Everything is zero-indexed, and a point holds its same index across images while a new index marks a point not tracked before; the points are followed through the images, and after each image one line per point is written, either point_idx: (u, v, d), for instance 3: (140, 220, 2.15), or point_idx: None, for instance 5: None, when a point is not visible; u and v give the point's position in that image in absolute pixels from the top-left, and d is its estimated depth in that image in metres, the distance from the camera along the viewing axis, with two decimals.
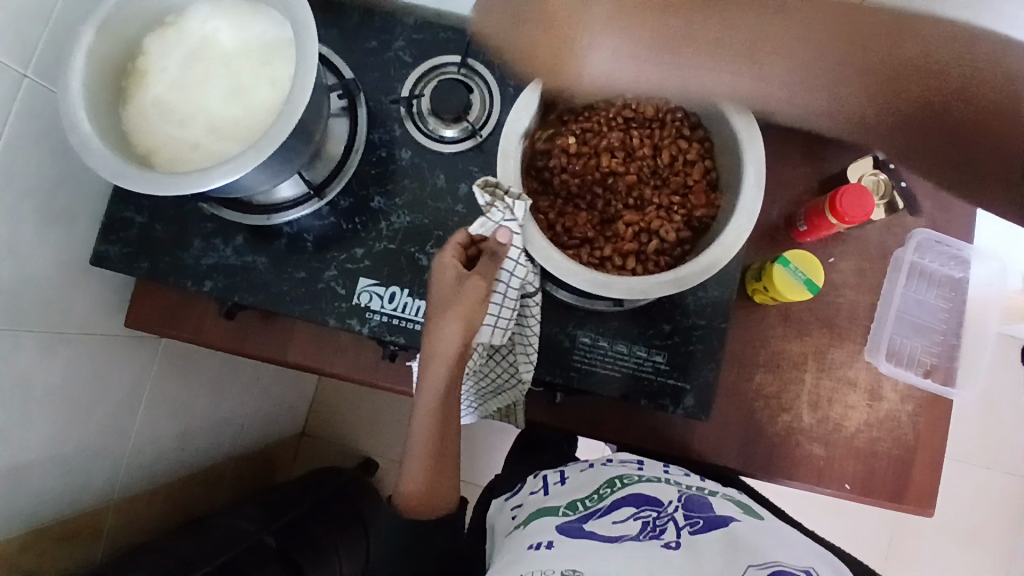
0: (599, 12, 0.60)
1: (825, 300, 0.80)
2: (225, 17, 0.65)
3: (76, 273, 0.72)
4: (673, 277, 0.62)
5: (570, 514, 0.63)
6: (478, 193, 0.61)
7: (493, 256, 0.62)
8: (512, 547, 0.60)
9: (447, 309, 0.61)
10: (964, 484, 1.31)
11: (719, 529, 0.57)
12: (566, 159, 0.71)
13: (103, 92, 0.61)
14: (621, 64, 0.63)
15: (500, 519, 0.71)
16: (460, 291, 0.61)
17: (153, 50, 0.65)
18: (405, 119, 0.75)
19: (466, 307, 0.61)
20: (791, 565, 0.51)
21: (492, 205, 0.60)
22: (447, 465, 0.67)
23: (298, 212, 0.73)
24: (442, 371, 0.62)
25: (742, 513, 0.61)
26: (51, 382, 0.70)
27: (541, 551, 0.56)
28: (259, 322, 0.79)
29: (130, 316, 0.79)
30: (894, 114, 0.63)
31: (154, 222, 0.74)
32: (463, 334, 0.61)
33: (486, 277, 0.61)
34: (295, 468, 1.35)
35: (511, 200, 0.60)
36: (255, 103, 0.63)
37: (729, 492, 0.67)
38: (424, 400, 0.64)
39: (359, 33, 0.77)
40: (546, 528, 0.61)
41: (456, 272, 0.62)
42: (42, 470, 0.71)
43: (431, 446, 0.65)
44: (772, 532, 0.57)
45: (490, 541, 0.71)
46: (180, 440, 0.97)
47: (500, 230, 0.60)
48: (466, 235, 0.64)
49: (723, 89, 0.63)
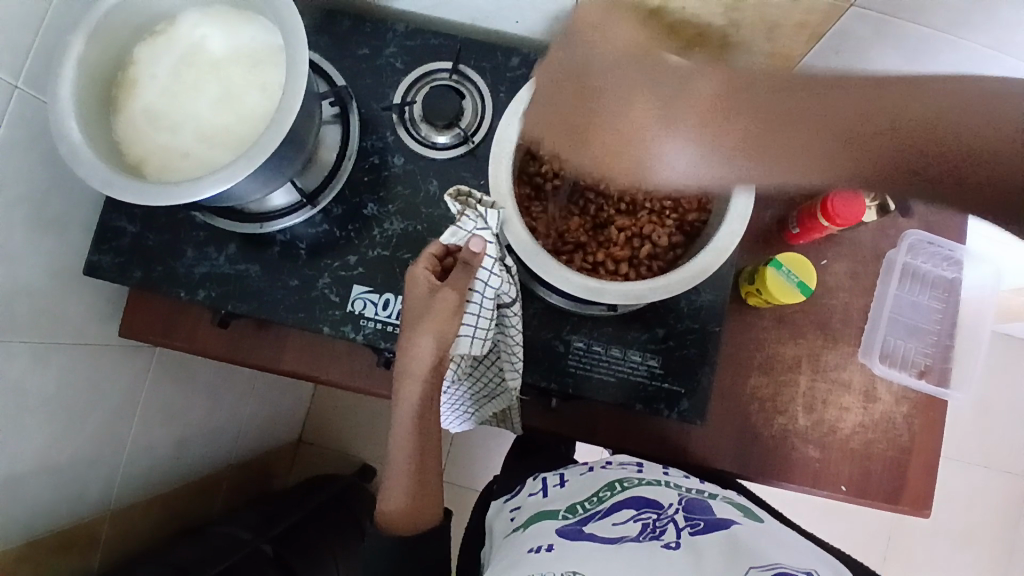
0: (672, 112, 0.58)
1: (819, 302, 0.80)
2: (215, 25, 0.65)
3: (69, 282, 0.72)
4: (666, 282, 0.62)
5: (570, 517, 0.63)
6: (450, 203, 0.63)
7: (467, 266, 0.62)
8: (512, 549, 0.60)
9: (420, 323, 0.62)
10: (961, 483, 1.32)
11: (719, 532, 0.57)
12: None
13: (94, 103, 0.61)
14: (704, 172, 0.59)
15: (498, 522, 0.71)
16: (430, 306, 0.61)
17: (144, 59, 0.65)
18: (396, 125, 0.75)
19: (437, 324, 0.61)
20: (793, 567, 0.51)
21: (463, 214, 0.62)
22: (429, 480, 0.67)
23: (293, 219, 0.72)
24: (415, 388, 0.62)
25: (742, 516, 0.61)
26: (45, 393, 0.70)
27: (542, 553, 0.56)
28: (252, 330, 0.79)
29: (124, 325, 0.79)
30: (871, 170, 0.53)
31: (146, 231, 0.74)
32: (437, 348, 0.61)
33: (457, 289, 0.61)
34: (291, 474, 1.35)
35: (483, 210, 0.61)
36: (246, 111, 0.63)
37: (728, 495, 0.67)
38: (401, 420, 0.64)
39: (350, 40, 0.77)
40: (546, 531, 0.61)
41: (428, 285, 0.62)
42: (37, 481, 0.71)
43: (411, 465, 0.65)
44: (771, 534, 0.57)
45: (488, 544, 0.71)
46: (176, 448, 0.97)
47: (472, 239, 0.61)
48: (438, 247, 0.64)
49: (789, 172, 0.56)
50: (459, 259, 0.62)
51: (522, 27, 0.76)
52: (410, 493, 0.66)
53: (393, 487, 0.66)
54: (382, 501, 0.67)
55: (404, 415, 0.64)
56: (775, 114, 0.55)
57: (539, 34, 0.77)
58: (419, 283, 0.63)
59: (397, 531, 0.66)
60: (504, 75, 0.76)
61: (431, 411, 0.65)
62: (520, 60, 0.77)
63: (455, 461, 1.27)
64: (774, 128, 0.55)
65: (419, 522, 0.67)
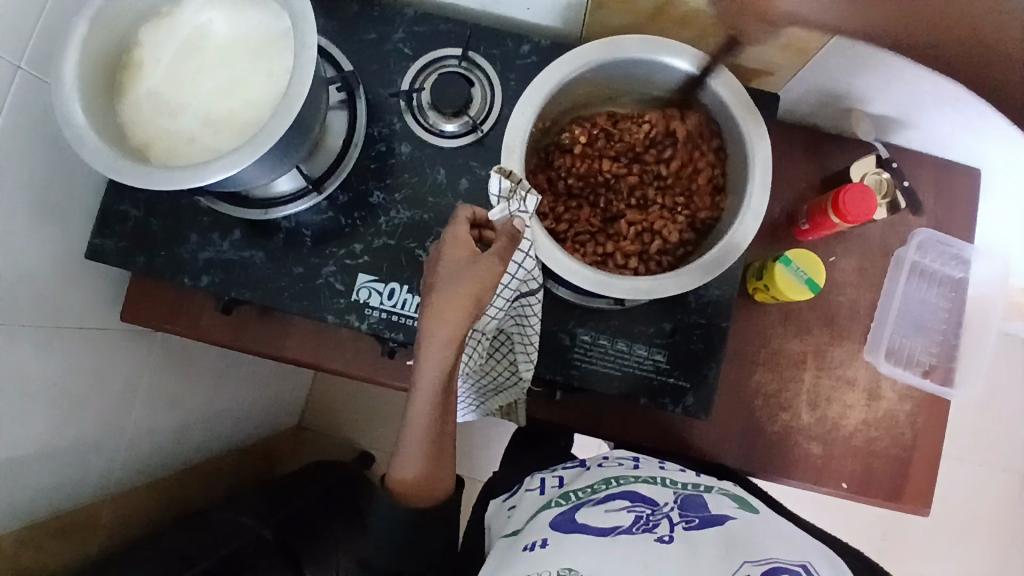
0: None
1: (825, 300, 0.80)
2: (221, 8, 0.64)
3: (72, 266, 0.71)
4: (681, 275, 0.62)
5: (563, 504, 0.64)
6: (496, 180, 0.59)
7: (512, 241, 0.58)
8: (508, 545, 0.60)
9: (452, 289, 0.57)
10: (959, 480, 1.32)
11: (715, 528, 0.56)
12: (568, 154, 0.72)
13: (97, 85, 0.60)
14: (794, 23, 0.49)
15: (497, 520, 0.72)
16: (468, 271, 0.57)
17: (149, 42, 0.63)
18: (404, 112, 0.74)
19: (474, 295, 0.56)
20: (785, 560, 0.51)
21: (509, 196, 0.59)
22: (445, 451, 0.62)
23: (297, 207, 0.72)
24: (444, 360, 0.57)
25: (737, 509, 0.60)
26: (48, 377, 0.69)
27: (535, 551, 0.56)
28: (256, 316, 0.78)
29: (127, 309, 0.78)
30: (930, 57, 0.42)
31: (149, 216, 0.73)
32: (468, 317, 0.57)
33: (501, 260, 0.57)
34: (290, 461, 1.35)
35: (527, 193, 0.59)
36: (253, 97, 0.62)
37: (725, 486, 0.66)
38: (423, 392, 0.58)
39: (358, 24, 0.76)
40: (539, 525, 0.60)
41: (469, 250, 0.58)
42: (39, 465, 0.71)
43: (430, 439, 0.60)
44: (770, 528, 0.57)
45: (488, 541, 0.71)
46: (176, 432, 0.96)
47: (516, 220, 0.58)
48: (475, 214, 0.60)
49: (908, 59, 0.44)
50: (504, 234, 0.58)
51: (533, 13, 0.74)
52: (427, 465, 0.62)
53: (409, 458, 0.62)
54: (395, 467, 0.63)
55: (425, 389, 0.58)
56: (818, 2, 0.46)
57: (550, 22, 0.75)
58: (459, 244, 0.58)
59: (413, 500, 0.64)
60: (514, 63, 0.75)
61: (451, 382, 0.59)
62: (530, 48, 0.75)
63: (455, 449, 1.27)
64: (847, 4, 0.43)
65: (434, 490, 0.64)
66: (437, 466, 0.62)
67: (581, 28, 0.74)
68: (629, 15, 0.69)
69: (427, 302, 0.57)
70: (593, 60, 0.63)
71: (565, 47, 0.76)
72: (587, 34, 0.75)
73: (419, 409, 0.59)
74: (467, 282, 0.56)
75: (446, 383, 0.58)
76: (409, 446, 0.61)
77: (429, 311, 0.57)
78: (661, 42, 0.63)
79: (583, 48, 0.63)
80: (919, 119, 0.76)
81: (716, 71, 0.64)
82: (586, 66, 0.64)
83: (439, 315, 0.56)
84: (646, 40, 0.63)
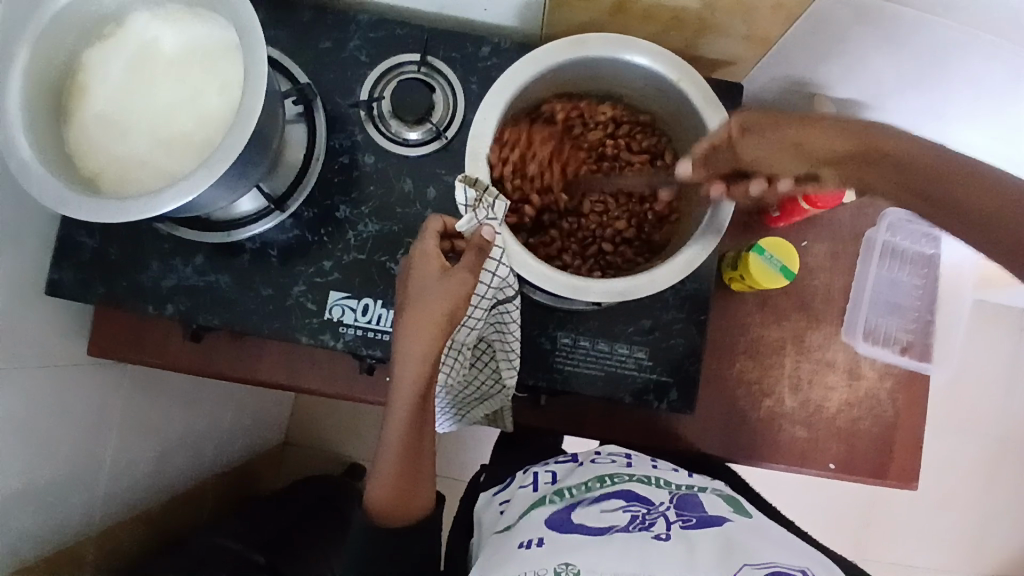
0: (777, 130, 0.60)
1: (801, 285, 0.80)
2: (167, 23, 0.61)
3: (30, 303, 0.68)
4: (652, 277, 0.61)
5: (558, 502, 0.63)
6: (461, 190, 0.58)
7: (480, 253, 0.57)
8: (503, 541, 0.59)
9: (425, 303, 0.55)
10: (939, 447, 1.35)
11: (712, 528, 0.56)
12: (540, 136, 0.69)
13: (42, 113, 0.57)
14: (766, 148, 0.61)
15: (486, 515, 0.70)
16: (442, 287, 0.56)
17: (93, 63, 0.60)
18: (366, 122, 0.72)
19: (451, 306, 0.56)
20: (788, 565, 0.51)
21: (477, 205, 0.58)
22: (423, 468, 0.60)
23: (262, 226, 0.70)
24: (422, 373, 0.56)
25: (733, 512, 0.60)
26: (17, 418, 0.67)
27: (532, 548, 0.55)
28: (227, 341, 0.76)
29: (93, 343, 0.75)
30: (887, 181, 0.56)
31: (108, 245, 0.71)
32: (442, 332, 0.56)
33: (473, 273, 0.56)
34: (276, 478, 1.33)
35: (494, 199, 0.58)
36: (206, 115, 0.60)
37: (718, 488, 0.66)
38: (399, 407, 0.57)
39: (311, 33, 0.74)
40: (535, 522, 0.60)
41: (440, 264, 0.57)
42: (14, 509, 0.68)
43: (406, 456, 0.58)
44: (764, 531, 0.57)
45: (476, 535, 0.70)
46: (155, 462, 0.93)
47: (484, 228, 0.57)
48: (445, 224, 0.59)
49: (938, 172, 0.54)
50: (472, 246, 0.57)
51: (491, 13, 0.73)
52: (401, 478, 0.59)
53: (383, 472, 0.59)
54: (368, 487, 0.60)
55: (402, 405, 0.57)
56: (889, 164, 0.55)
57: (509, 21, 0.74)
58: (430, 259, 0.57)
59: (386, 520, 0.59)
60: (475, 65, 0.73)
61: (429, 396, 0.58)
62: (491, 49, 0.74)
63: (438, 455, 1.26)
64: (958, 205, 0.52)
65: (413, 508, 0.60)
66: (412, 479, 0.59)
67: (541, 26, 0.73)
68: (589, 13, 0.68)
69: (399, 317, 0.57)
70: (556, 60, 0.62)
71: (525, 46, 0.75)
72: (547, 32, 0.74)
73: (396, 425, 0.57)
74: (440, 298, 0.55)
75: (422, 397, 0.57)
76: (384, 459, 0.58)
77: (405, 324, 0.56)
78: (623, 40, 0.62)
79: (547, 49, 0.62)
80: (884, 104, 0.77)
81: (681, 69, 0.63)
82: (551, 66, 0.63)
83: (413, 331, 0.55)
84: (608, 38, 0.62)
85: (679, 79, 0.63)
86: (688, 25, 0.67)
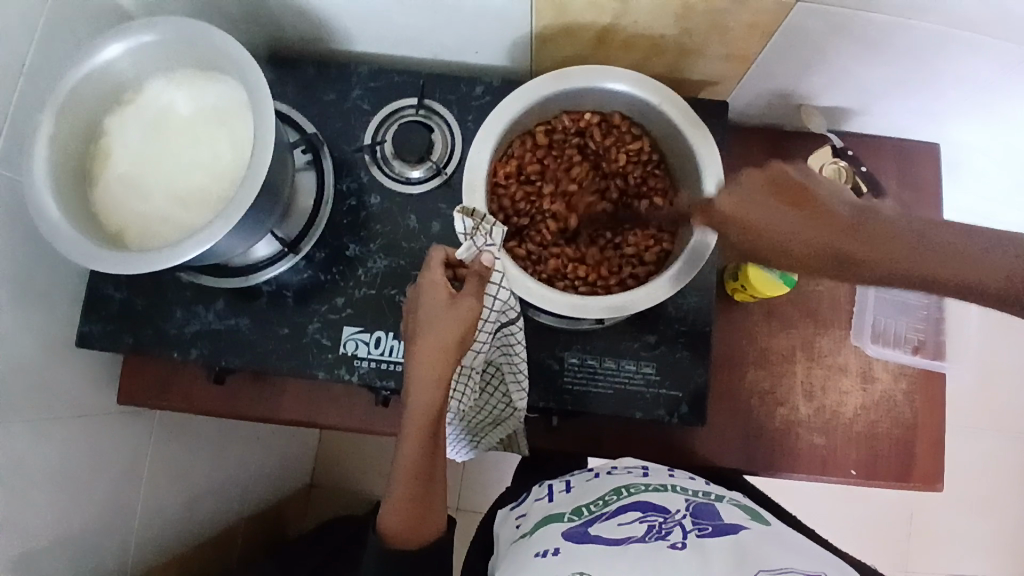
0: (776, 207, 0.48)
1: (805, 291, 0.81)
2: (180, 88, 0.66)
3: (63, 355, 0.72)
4: (648, 292, 0.63)
5: (576, 518, 0.62)
6: (459, 220, 0.61)
7: (481, 279, 0.59)
8: (520, 551, 0.60)
9: (433, 331, 0.57)
10: (974, 453, 1.31)
11: (728, 537, 0.56)
12: (534, 157, 0.72)
13: (69, 177, 0.62)
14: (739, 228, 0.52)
15: (505, 529, 0.71)
16: (448, 315, 0.58)
17: (115, 130, 0.66)
18: (370, 164, 0.76)
19: (458, 331, 0.57)
20: (803, 571, 0.51)
21: (474, 232, 0.61)
22: (435, 490, 0.62)
23: (277, 269, 0.73)
24: (432, 397, 0.58)
25: (748, 519, 0.60)
26: (51, 467, 0.70)
27: (548, 559, 0.56)
28: (249, 381, 0.79)
29: (121, 394, 0.80)
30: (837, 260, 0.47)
31: (134, 296, 0.75)
32: (449, 358, 0.58)
33: (477, 299, 0.58)
34: (305, 520, 1.34)
35: (492, 226, 0.61)
36: (219, 169, 0.64)
37: (736, 497, 0.66)
38: (412, 432, 0.59)
39: (316, 86, 0.79)
40: (551, 533, 0.60)
41: (448, 292, 0.59)
42: (51, 557, 0.71)
43: (418, 479, 0.60)
44: (778, 538, 0.57)
45: (495, 551, 0.71)
46: (186, 507, 0.95)
47: (483, 254, 0.59)
48: (448, 255, 0.61)
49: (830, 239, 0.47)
50: (472, 272, 0.59)
51: (482, 55, 0.77)
52: (413, 503, 0.60)
53: (396, 495, 0.60)
54: (381, 511, 0.61)
55: (413, 429, 0.59)
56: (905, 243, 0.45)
57: (499, 61, 0.78)
58: (438, 288, 0.59)
59: (398, 546, 0.60)
60: (470, 104, 0.78)
61: (441, 419, 0.60)
62: (484, 88, 0.78)
63: (463, 487, 1.27)
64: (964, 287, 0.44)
65: (423, 533, 0.61)
66: (424, 502, 0.60)
67: (530, 64, 0.77)
68: (573, 47, 0.72)
69: (410, 345, 0.59)
70: (539, 94, 0.65)
71: (516, 83, 0.79)
72: (536, 69, 0.78)
73: (409, 449, 0.59)
74: (448, 325, 0.57)
75: (433, 421, 0.59)
76: (397, 484, 0.60)
77: (417, 348, 0.58)
78: (601, 69, 0.65)
79: (529, 85, 0.65)
80: (871, 108, 0.79)
81: (660, 91, 0.66)
82: (535, 100, 0.66)
83: (423, 357, 0.57)
84: (587, 68, 0.65)
85: (659, 101, 0.66)
86: (669, 50, 0.71)
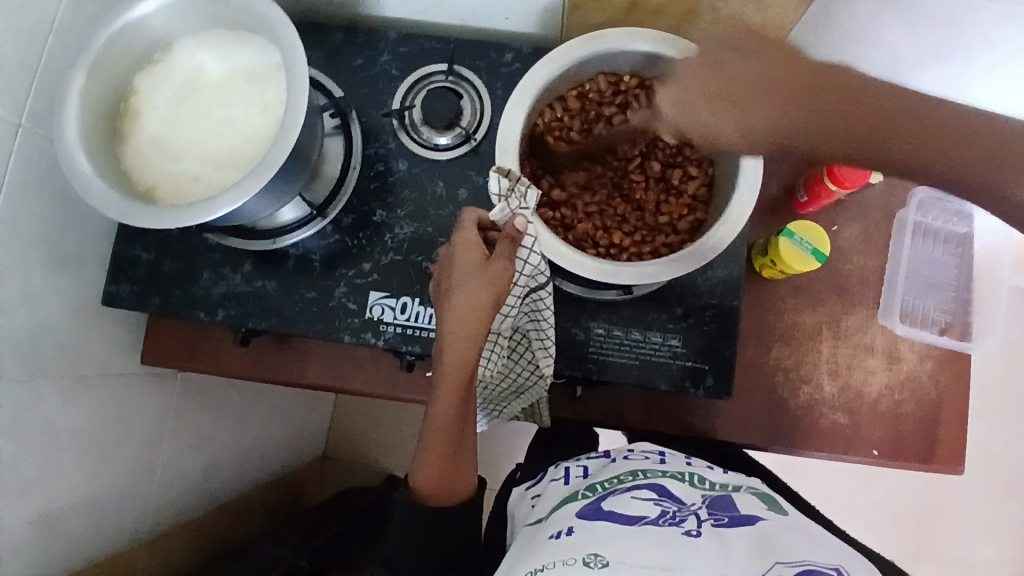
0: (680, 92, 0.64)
1: (833, 268, 0.81)
2: (211, 49, 0.66)
3: (90, 315, 0.73)
4: (681, 259, 0.62)
5: (589, 495, 0.63)
6: (495, 179, 0.59)
7: (514, 242, 0.59)
8: (534, 532, 0.60)
9: (466, 292, 0.58)
10: (992, 438, 1.31)
11: (745, 526, 0.55)
12: (568, 122, 0.71)
13: (100, 135, 0.62)
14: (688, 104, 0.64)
15: (520, 509, 0.72)
16: (481, 277, 0.58)
17: (145, 90, 0.65)
18: (398, 130, 0.76)
19: (491, 294, 0.58)
20: (821, 565, 0.50)
21: (508, 194, 0.59)
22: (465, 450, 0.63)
23: (304, 233, 0.73)
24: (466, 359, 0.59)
25: (766, 510, 0.59)
26: (78, 427, 0.70)
27: (561, 538, 0.56)
28: (274, 346, 0.79)
29: (148, 355, 0.80)
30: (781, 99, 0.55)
31: (161, 257, 0.75)
32: (481, 319, 0.58)
33: (511, 261, 0.59)
34: (320, 491, 1.36)
35: (526, 188, 0.59)
36: (250, 131, 0.64)
37: (754, 487, 0.66)
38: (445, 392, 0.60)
39: (344, 51, 0.78)
40: (565, 514, 0.60)
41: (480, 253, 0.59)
42: (78, 515, 0.72)
43: (449, 440, 0.61)
44: (801, 531, 0.56)
45: (511, 529, 0.71)
46: (206, 471, 0.97)
47: (517, 217, 0.58)
48: (480, 216, 0.61)
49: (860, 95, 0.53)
50: (505, 235, 0.59)
51: (512, 21, 0.76)
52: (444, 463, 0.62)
53: (428, 455, 0.62)
54: (414, 471, 0.63)
55: (447, 390, 0.60)
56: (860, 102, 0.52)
57: (530, 27, 0.77)
58: (471, 249, 0.59)
59: (431, 502, 0.62)
60: (499, 71, 0.77)
61: (474, 379, 0.61)
62: (513, 55, 0.77)
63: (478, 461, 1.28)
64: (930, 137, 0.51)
65: (453, 491, 0.63)
66: (455, 459, 0.62)
67: (561, 31, 0.76)
68: (605, 12, 0.71)
69: (443, 306, 0.60)
70: (576, 55, 0.65)
71: (546, 51, 0.78)
72: (567, 36, 0.77)
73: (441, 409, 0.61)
74: (481, 287, 0.58)
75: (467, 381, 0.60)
76: (431, 445, 0.62)
77: (451, 311, 0.59)
78: (641, 32, 0.65)
79: (565, 47, 0.65)
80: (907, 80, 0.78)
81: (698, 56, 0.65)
82: (570, 63, 0.65)
83: (457, 319, 0.59)
84: (622, 31, 0.65)
85: None
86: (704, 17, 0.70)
